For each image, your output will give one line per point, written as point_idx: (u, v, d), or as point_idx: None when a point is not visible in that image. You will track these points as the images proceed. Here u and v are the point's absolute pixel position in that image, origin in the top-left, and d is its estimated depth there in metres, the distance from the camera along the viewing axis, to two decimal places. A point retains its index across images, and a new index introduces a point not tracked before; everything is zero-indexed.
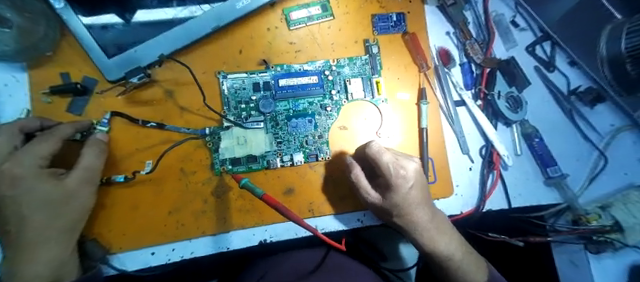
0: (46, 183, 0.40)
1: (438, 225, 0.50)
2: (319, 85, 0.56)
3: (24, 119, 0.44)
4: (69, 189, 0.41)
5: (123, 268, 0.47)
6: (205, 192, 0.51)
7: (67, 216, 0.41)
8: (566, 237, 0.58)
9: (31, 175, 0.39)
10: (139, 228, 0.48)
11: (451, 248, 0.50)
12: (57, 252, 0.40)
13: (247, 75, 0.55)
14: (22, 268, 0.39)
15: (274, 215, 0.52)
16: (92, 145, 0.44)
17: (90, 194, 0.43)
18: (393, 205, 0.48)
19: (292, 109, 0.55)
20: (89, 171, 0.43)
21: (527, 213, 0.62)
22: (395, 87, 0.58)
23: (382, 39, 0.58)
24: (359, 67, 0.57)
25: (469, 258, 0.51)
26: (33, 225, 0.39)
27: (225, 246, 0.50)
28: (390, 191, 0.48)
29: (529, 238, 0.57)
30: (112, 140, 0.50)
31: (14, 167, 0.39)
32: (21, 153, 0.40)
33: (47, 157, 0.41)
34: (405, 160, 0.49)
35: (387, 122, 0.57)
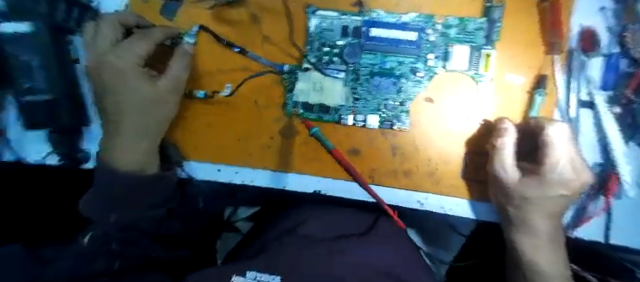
0: (141, 83, 0.43)
1: (554, 243, 0.43)
2: (416, 44, 0.48)
3: (121, 14, 0.45)
4: (158, 92, 0.44)
5: (191, 174, 0.53)
6: (273, 130, 0.51)
7: (154, 117, 0.45)
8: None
9: (129, 71, 0.42)
10: (213, 143, 0.52)
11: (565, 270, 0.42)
12: (147, 147, 0.46)
13: (338, 16, 0.49)
14: (116, 152, 0.44)
15: (336, 172, 0.51)
16: (182, 54, 0.46)
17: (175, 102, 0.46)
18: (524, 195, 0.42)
19: (378, 65, 0.50)
20: (175, 79, 0.45)
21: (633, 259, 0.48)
22: (506, 66, 0.48)
23: (510, 3, 0.47)
24: (470, 33, 0.48)
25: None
26: (129, 116, 0.44)
27: (281, 185, 0.52)
28: (534, 179, 0.43)
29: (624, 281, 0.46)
30: (201, 55, 0.51)
31: (117, 60, 0.42)
32: (123, 50, 0.42)
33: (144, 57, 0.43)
34: (585, 168, 0.43)
35: (479, 101, 0.49)
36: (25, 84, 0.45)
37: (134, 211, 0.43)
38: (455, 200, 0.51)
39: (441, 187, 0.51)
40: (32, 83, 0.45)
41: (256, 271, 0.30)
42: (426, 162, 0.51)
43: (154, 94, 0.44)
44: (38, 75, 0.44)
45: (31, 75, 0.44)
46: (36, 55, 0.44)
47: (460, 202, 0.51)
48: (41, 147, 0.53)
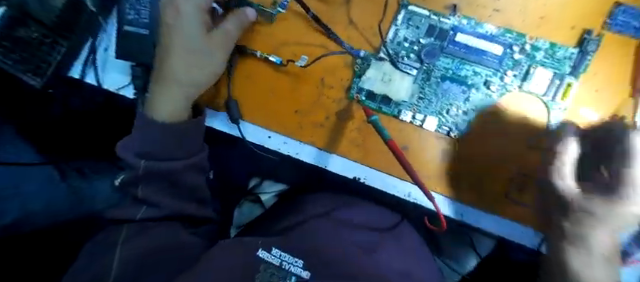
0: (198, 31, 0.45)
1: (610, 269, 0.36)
2: (499, 59, 0.47)
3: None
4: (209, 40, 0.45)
5: (242, 134, 0.52)
6: (331, 108, 0.52)
7: (201, 67, 0.45)
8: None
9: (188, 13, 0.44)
10: (269, 108, 0.52)
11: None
12: (183, 94, 0.45)
13: (428, 14, 0.50)
14: (160, 95, 0.45)
15: (382, 164, 0.51)
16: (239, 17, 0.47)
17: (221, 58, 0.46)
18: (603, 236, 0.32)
19: (452, 71, 0.49)
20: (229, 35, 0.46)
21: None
22: (586, 100, 0.46)
23: (610, 38, 0.46)
24: (557, 58, 0.47)
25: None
26: (179, 62, 0.45)
27: (324, 164, 0.52)
28: (598, 192, 0.37)
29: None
30: (285, 23, 0.53)
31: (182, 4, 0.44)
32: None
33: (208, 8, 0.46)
34: None
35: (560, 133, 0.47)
36: (130, 15, 0.47)
37: (170, 155, 0.43)
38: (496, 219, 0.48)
39: (487, 204, 0.48)
40: (136, 16, 0.47)
41: (280, 250, 0.38)
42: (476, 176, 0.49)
43: (207, 40, 0.45)
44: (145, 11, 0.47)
45: (138, 9, 0.47)
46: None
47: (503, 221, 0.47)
48: (120, 78, 0.49)
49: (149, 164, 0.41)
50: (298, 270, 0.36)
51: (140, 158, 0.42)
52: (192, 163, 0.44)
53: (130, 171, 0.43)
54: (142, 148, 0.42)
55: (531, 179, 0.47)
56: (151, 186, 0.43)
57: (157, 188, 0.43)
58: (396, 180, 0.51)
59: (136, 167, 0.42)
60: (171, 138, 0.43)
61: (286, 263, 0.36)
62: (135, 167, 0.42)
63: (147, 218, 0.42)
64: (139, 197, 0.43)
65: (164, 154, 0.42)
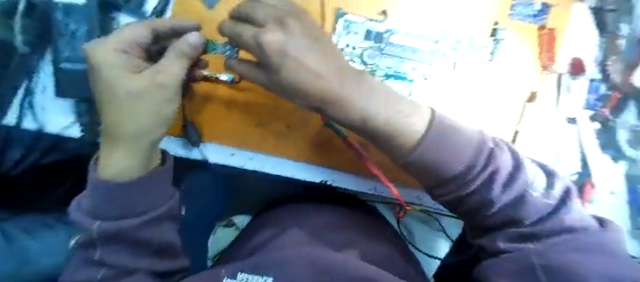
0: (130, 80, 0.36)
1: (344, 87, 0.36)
2: (430, 53, 0.53)
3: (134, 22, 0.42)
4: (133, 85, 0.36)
5: (205, 156, 0.52)
6: (289, 119, 0.53)
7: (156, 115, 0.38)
8: (596, 265, 0.30)
9: (100, 59, 0.36)
10: (228, 126, 0.52)
11: (479, 146, 0.36)
12: (132, 149, 0.37)
13: (363, 21, 0.53)
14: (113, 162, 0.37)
15: (344, 165, 0.54)
16: (172, 47, 0.39)
17: (157, 99, 0.37)
18: (406, 150, 0.36)
19: (393, 68, 0.53)
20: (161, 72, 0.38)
21: (545, 220, 0.35)
22: (507, 80, 0.53)
23: (515, 25, 0.53)
24: (476, 48, 0.53)
25: (481, 191, 0.35)
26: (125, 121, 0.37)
27: (291, 173, 0.54)
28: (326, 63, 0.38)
29: (526, 213, 0.35)
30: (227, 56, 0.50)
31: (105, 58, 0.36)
32: (105, 41, 0.37)
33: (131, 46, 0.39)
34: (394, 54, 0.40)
35: (495, 113, 0.53)
36: (65, 53, 0.46)
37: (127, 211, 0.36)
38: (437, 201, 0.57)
39: None
40: (72, 53, 0.46)
41: (248, 273, 0.40)
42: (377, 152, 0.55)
43: (131, 86, 0.35)
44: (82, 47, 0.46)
45: (76, 46, 0.46)
46: (84, 25, 0.46)
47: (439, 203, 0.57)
48: (65, 119, 0.47)
49: (105, 227, 0.35)
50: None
51: (94, 220, 0.36)
52: (155, 217, 0.38)
53: (83, 232, 0.37)
54: (95, 209, 0.36)
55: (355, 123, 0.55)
56: (111, 248, 0.37)
57: (117, 249, 0.38)
58: (361, 178, 0.55)
59: (89, 229, 0.36)
60: (124, 191, 0.36)
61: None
62: (88, 230, 0.36)
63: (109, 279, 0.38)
64: (97, 260, 0.37)
65: (120, 212, 0.36)
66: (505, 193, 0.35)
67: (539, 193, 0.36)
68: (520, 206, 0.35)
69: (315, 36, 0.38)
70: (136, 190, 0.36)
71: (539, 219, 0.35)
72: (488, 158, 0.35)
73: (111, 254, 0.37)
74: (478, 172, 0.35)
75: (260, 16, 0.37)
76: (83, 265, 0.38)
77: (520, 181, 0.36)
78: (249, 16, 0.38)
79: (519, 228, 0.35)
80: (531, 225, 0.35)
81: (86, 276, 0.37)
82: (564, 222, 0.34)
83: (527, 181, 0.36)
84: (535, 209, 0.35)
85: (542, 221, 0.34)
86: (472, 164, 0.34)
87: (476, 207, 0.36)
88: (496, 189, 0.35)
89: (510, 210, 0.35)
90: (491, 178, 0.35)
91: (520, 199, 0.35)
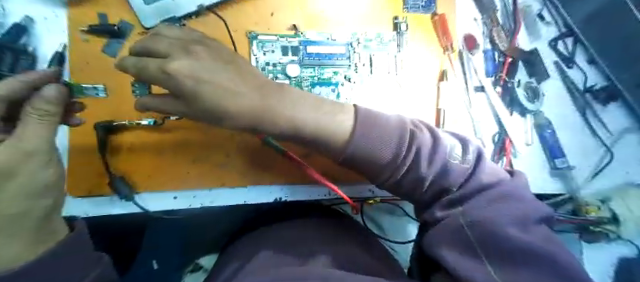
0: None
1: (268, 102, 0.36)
2: (346, 56, 0.56)
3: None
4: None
5: (145, 208, 0.49)
6: (226, 148, 0.52)
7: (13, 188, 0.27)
8: (505, 210, 0.35)
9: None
10: (163, 170, 0.50)
11: (402, 130, 0.38)
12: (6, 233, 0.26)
13: (277, 39, 0.55)
14: None
15: (291, 178, 0.55)
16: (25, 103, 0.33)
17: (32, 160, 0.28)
18: (341, 147, 0.38)
19: (317, 76, 0.55)
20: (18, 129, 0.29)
21: (466, 183, 0.38)
22: (419, 65, 0.59)
23: (410, 18, 0.59)
24: (386, 43, 0.58)
25: (412, 169, 0.38)
26: None
27: (242, 200, 0.53)
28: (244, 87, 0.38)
29: (452, 180, 0.38)
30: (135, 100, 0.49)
31: None
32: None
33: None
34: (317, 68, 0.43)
35: (415, 97, 0.58)
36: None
37: None
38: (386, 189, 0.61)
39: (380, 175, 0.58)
40: None
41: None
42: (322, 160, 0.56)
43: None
44: None
45: None
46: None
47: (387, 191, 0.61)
48: None
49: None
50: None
51: None
52: None
53: None
54: None
55: None
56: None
57: None
58: (311, 186, 0.56)
59: None
60: None
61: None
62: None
63: None
64: None
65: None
66: (432, 166, 0.38)
67: (458, 159, 0.39)
68: (444, 175, 0.38)
69: (227, 59, 0.38)
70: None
71: (463, 182, 0.38)
72: (410, 139, 0.38)
73: None
74: (405, 154, 0.38)
75: (163, 47, 0.35)
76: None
77: (442, 151, 0.39)
78: (153, 50, 0.35)
79: (447, 196, 0.39)
80: (456, 191, 0.38)
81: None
82: (482, 181, 0.38)
83: (447, 152, 0.39)
84: (458, 175, 0.38)
85: (468, 184, 0.38)
86: (398, 147, 0.37)
87: (413, 184, 0.39)
88: (424, 165, 0.38)
89: (438, 181, 0.38)
90: (418, 157, 0.38)
91: (445, 169, 0.38)
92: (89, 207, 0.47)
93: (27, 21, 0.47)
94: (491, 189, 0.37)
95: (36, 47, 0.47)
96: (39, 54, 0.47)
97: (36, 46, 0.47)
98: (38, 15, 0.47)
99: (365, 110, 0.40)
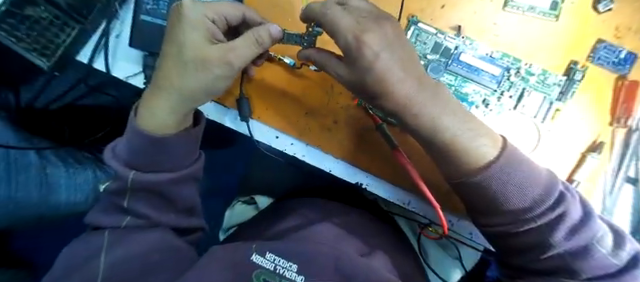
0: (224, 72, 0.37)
1: (428, 95, 0.34)
2: (496, 79, 0.51)
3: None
4: (205, 52, 0.35)
5: (251, 132, 0.52)
6: (340, 114, 0.52)
7: (201, 78, 0.36)
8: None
9: (193, 21, 0.37)
10: (277, 108, 0.52)
11: (548, 185, 0.34)
12: (167, 106, 0.36)
13: (435, 33, 0.52)
14: (148, 112, 0.37)
15: (382, 172, 0.52)
16: (251, 33, 0.37)
17: (221, 74, 0.37)
18: (472, 170, 0.34)
19: (455, 87, 0.51)
20: (236, 52, 0.36)
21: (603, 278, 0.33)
22: (573, 124, 0.51)
23: (591, 70, 0.50)
24: (547, 84, 0.50)
25: (541, 231, 0.34)
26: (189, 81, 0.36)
27: (329, 168, 0.53)
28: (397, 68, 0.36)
29: (584, 266, 0.33)
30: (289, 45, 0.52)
31: (190, 9, 0.37)
32: (204, 4, 0.38)
33: (219, 20, 0.40)
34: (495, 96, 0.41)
35: (555, 155, 0.51)
36: (148, 5, 0.46)
37: (156, 164, 0.37)
38: (470, 230, 0.54)
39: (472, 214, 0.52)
40: (155, 7, 0.47)
41: (275, 254, 0.39)
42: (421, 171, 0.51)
43: (209, 52, 0.35)
44: (165, 3, 0.47)
45: (157, 0, 0.47)
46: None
47: (474, 231, 0.53)
48: (132, 68, 0.48)
49: (140, 177, 0.36)
50: (294, 275, 0.37)
51: (130, 169, 0.36)
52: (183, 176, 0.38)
53: (117, 180, 0.37)
54: (133, 156, 0.36)
55: (395, 128, 0.51)
56: (140, 199, 0.38)
57: (146, 203, 0.38)
58: (397, 189, 0.52)
59: (123, 178, 0.36)
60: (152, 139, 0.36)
61: (281, 267, 0.37)
62: (124, 177, 0.36)
63: (132, 228, 0.38)
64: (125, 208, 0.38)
65: (152, 164, 0.37)
66: (571, 237, 0.34)
67: (606, 250, 0.34)
68: (582, 257, 0.33)
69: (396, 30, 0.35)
70: (167, 147, 0.36)
71: (596, 275, 0.33)
72: (557, 200, 0.34)
73: (138, 203, 0.38)
74: (540, 212, 0.34)
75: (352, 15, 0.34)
76: (110, 212, 0.39)
77: (589, 229, 0.34)
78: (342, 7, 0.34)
79: (567, 278, 0.34)
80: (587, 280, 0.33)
81: (113, 221, 0.38)
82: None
83: (596, 233, 0.34)
84: (594, 264, 0.33)
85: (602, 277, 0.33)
86: (534, 203, 0.34)
87: (531, 243, 0.35)
88: (561, 234, 0.33)
89: (567, 257, 0.34)
90: (556, 221, 0.34)
91: (583, 250, 0.33)
92: (212, 111, 0.51)
93: None
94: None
95: None
96: None
97: None
98: None
99: (516, 148, 0.36)
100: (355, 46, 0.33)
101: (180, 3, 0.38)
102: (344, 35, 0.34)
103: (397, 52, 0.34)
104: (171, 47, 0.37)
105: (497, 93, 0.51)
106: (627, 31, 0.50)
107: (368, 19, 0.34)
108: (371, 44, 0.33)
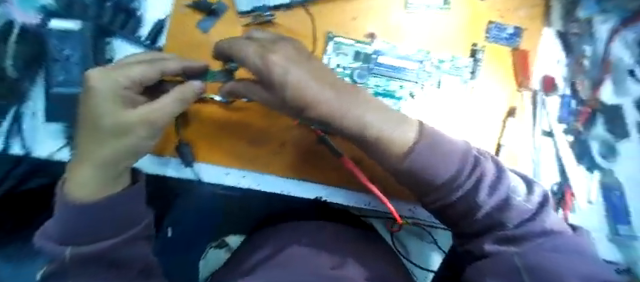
0: (149, 131, 0.36)
1: (348, 102, 0.37)
2: (415, 73, 0.56)
3: (133, 56, 0.41)
4: (127, 119, 0.34)
5: (198, 176, 0.51)
6: (283, 136, 0.54)
7: (126, 141, 0.35)
8: (570, 265, 0.33)
9: (102, 90, 0.34)
10: (220, 144, 0.52)
11: (466, 153, 0.38)
12: (94, 175, 0.33)
13: (353, 43, 0.55)
14: (73, 184, 0.33)
15: (336, 180, 0.54)
16: (176, 91, 0.39)
17: (147, 133, 0.36)
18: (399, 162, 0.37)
19: (383, 87, 0.55)
20: (158, 112, 0.37)
21: (527, 222, 0.37)
22: (489, 95, 0.57)
23: (490, 48, 0.57)
24: (458, 68, 0.57)
25: (469, 196, 0.37)
26: (113, 146, 0.34)
27: (285, 190, 0.53)
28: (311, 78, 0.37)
29: (509, 217, 0.37)
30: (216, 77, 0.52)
31: (98, 78, 0.35)
32: (114, 70, 0.36)
33: (135, 83, 0.37)
34: None
35: (479, 127, 0.56)
36: (59, 77, 0.47)
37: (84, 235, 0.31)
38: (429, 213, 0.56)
39: None
40: (66, 76, 0.47)
41: None
42: (370, 170, 0.54)
43: (129, 118, 0.34)
44: (76, 69, 0.47)
45: (69, 68, 0.47)
46: (78, 51, 0.47)
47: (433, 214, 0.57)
48: (55, 143, 0.45)
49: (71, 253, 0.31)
50: None
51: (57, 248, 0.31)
52: None
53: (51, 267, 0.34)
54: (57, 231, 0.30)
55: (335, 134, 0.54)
56: None
57: None
58: (354, 194, 0.54)
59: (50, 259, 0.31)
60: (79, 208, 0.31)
61: None
62: (60, 257, 0.30)
63: None
64: None
65: (89, 235, 0.31)
66: (491, 198, 0.38)
67: (520, 197, 0.39)
68: (506, 208, 0.38)
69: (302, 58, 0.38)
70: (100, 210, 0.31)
71: (522, 222, 0.37)
72: (474, 163, 0.38)
73: None
74: (465, 179, 0.37)
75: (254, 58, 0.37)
76: None
77: (504, 184, 0.39)
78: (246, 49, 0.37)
79: (500, 231, 0.38)
80: (514, 228, 0.37)
81: None
82: (545, 226, 0.37)
83: (510, 186, 0.39)
84: (519, 215, 0.38)
85: (527, 223, 0.37)
86: (460, 172, 0.37)
87: (465, 210, 0.38)
88: (483, 193, 0.38)
89: (496, 213, 0.38)
90: (478, 183, 0.38)
91: (506, 202, 0.38)
92: (155, 166, 0.50)
93: None
94: (555, 238, 0.36)
95: (143, 12, 0.51)
96: (144, 17, 0.51)
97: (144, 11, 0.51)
98: None
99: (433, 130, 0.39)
100: (264, 66, 0.37)
101: (86, 75, 0.35)
102: (253, 60, 0.37)
103: (304, 69, 0.37)
104: (88, 118, 0.34)
105: (421, 85, 0.56)
106: (508, 11, 0.58)
107: (271, 43, 0.39)
108: (274, 70, 0.36)
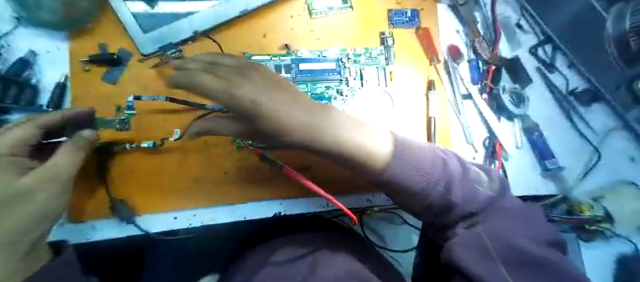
0: (54, 190, 0.35)
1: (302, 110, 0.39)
2: (337, 71, 0.58)
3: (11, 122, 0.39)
4: (24, 184, 0.33)
5: (148, 230, 0.48)
6: (226, 164, 0.53)
7: (27, 209, 0.32)
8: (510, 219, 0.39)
9: None
10: (162, 190, 0.50)
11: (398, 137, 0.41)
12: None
13: (270, 58, 0.56)
14: None
15: (289, 191, 0.54)
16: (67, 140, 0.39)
17: (51, 193, 0.35)
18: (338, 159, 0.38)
19: (310, 92, 0.56)
20: (55, 166, 0.36)
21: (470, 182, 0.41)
22: (407, 75, 0.61)
23: (397, 33, 0.61)
24: (374, 57, 0.60)
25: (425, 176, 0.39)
26: (9, 220, 0.31)
27: (242, 216, 0.52)
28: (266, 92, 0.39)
29: (456, 184, 0.40)
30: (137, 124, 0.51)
31: None
32: None
33: (20, 148, 0.36)
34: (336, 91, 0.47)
35: (406, 106, 0.60)
36: None
37: None
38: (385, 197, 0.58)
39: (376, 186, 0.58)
40: None
41: None
42: (322, 174, 0.56)
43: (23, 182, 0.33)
44: None
45: None
46: None
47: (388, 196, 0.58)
48: None
49: None
50: None
51: None
52: None
53: None
54: None
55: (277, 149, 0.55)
56: None
57: None
58: (312, 199, 0.55)
59: None
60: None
61: None
62: None
63: None
64: None
65: None
66: (439, 169, 0.40)
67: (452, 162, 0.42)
68: (451, 176, 0.40)
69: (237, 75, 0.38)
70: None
71: (467, 183, 0.40)
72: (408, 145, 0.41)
73: None
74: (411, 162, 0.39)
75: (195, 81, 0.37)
76: None
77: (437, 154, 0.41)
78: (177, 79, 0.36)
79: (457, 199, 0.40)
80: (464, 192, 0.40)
81: None
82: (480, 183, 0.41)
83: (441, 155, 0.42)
84: (463, 191, 0.40)
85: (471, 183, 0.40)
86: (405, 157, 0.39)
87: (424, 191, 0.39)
88: (433, 169, 0.39)
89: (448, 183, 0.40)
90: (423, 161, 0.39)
91: (449, 178, 0.40)
92: (85, 231, 0.46)
93: (26, 60, 0.49)
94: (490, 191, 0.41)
95: (40, 79, 0.49)
96: (41, 85, 0.49)
97: (40, 78, 0.49)
98: (42, 49, 0.50)
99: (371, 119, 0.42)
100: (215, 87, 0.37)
101: None
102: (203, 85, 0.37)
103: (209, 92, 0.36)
104: None
105: (344, 81, 0.58)
106: None
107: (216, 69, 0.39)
108: None
